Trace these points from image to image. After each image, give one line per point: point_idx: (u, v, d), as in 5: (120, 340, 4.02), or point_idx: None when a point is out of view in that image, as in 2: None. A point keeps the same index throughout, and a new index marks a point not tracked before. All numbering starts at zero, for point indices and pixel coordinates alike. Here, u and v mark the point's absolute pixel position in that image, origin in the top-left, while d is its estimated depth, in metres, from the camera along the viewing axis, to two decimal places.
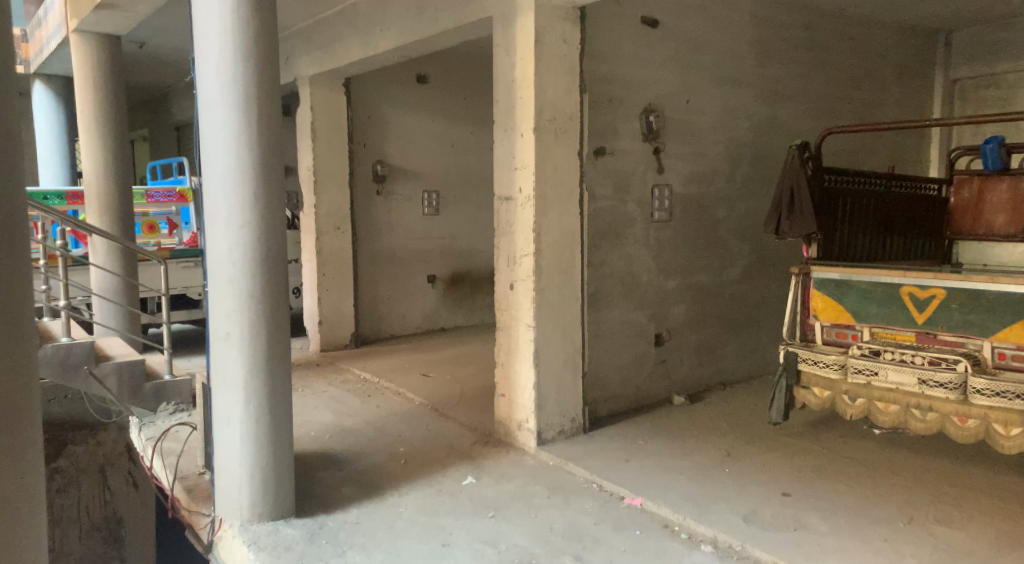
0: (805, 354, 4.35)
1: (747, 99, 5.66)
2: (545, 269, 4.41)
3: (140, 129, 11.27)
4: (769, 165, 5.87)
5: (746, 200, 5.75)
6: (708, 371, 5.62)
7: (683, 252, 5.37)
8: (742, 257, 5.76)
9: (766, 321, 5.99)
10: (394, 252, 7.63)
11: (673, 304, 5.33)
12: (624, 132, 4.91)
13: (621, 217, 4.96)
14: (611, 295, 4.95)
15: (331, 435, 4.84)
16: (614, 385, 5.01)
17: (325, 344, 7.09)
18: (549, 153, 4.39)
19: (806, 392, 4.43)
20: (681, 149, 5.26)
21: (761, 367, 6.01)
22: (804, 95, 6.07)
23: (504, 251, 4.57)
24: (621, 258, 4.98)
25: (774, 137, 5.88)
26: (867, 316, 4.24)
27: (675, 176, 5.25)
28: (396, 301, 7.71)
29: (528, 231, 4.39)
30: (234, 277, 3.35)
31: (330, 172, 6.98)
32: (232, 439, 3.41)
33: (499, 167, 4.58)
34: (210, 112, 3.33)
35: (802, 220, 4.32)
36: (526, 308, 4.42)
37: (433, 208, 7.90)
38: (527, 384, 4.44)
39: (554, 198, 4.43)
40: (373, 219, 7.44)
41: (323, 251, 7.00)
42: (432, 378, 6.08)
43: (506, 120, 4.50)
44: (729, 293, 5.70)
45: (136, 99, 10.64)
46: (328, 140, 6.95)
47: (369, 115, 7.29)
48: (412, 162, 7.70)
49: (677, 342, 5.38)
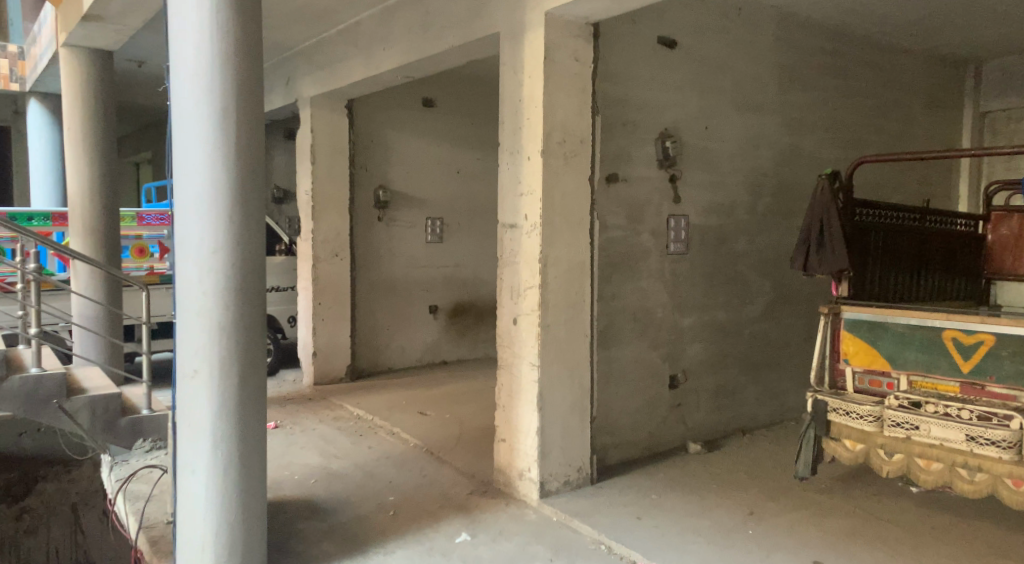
0: (836, 402, 3.96)
1: (770, 127, 5.34)
2: (552, 304, 4.06)
3: (143, 152, 11.05)
4: (792, 196, 5.53)
5: (767, 233, 5.40)
6: (725, 416, 5.22)
7: (701, 287, 5.01)
8: (763, 294, 5.39)
9: (788, 363, 5.60)
10: (394, 281, 7.31)
11: (689, 343, 4.96)
12: (639, 158, 4.60)
13: (635, 249, 4.61)
14: (623, 332, 4.59)
15: (316, 480, 4.46)
16: (625, 431, 4.62)
17: (319, 377, 6.73)
18: (558, 178, 4.06)
19: (836, 444, 4.02)
20: (699, 178, 4.93)
21: (783, 412, 5.60)
22: (828, 124, 5.74)
23: (508, 283, 4.23)
24: (634, 293, 4.63)
25: (798, 167, 5.55)
26: (905, 363, 3.87)
27: (692, 206, 4.91)
28: (396, 332, 7.36)
29: (533, 262, 4.05)
30: (204, 307, 2.99)
31: (329, 197, 6.69)
32: (197, 490, 3.03)
33: (503, 192, 4.26)
34: (184, 124, 2.98)
35: (833, 256, 3.97)
36: (530, 346, 4.06)
37: (437, 236, 7.59)
38: (530, 429, 4.06)
39: (563, 227, 4.10)
40: (374, 246, 7.13)
41: (320, 279, 6.67)
42: (429, 416, 5.71)
43: (512, 142, 4.19)
44: (749, 332, 5.32)
45: (139, 121, 10.44)
46: (328, 164, 6.67)
47: (372, 139, 7.02)
48: (416, 188, 7.40)
49: (693, 384, 5.00)
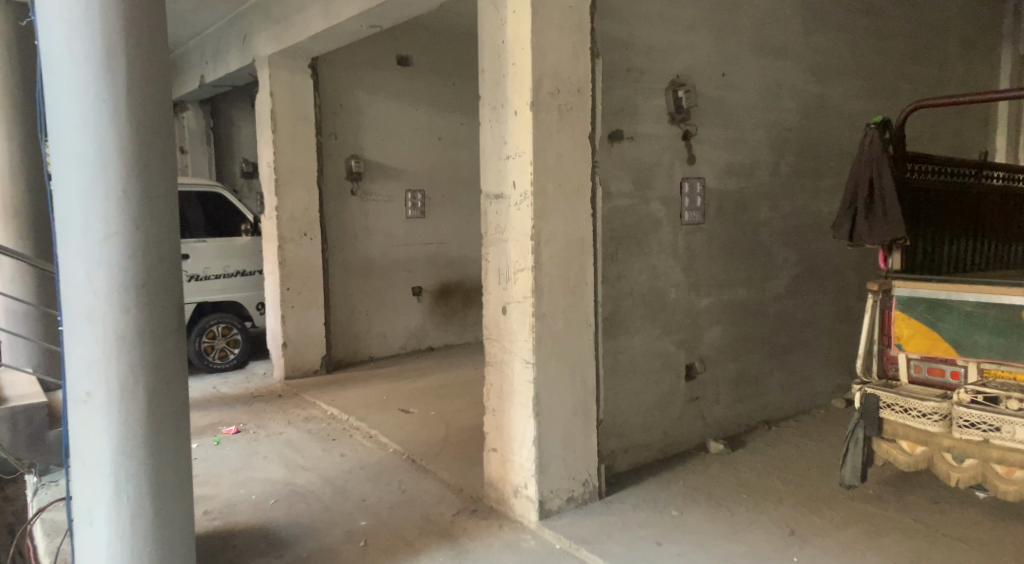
0: (891, 397, 3.30)
1: (794, 74, 4.63)
2: (547, 289, 3.38)
3: None
4: (818, 154, 4.83)
5: (792, 197, 4.71)
6: (748, 408, 4.58)
7: (719, 262, 4.33)
8: (788, 267, 4.72)
9: (815, 344, 4.95)
10: (372, 262, 6.61)
11: (707, 327, 4.29)
12: (646, 111, 3.89)
13: (643, 219, 3.93)
14: (632, 318, 3.92)
15: (277, 501, 3.79)
16: (636, 431, 3.97)
17: (290, 371, 6.04)
18: (552, 136, 3.35)
19: (891, 446, 3.37)
20: (716, 134, 4.23)
21: (810, 399, 4.96)
22: (857, 71, 5.02)
23: (495, 264, 3.55)
24: (644, 272, 3.95)
25: (824, 121, 4.86)
26: (976, 348, 3.23)
27: (708, 168, 4.21)
28: (375, 318, 6.67)
29: (524, 240, 3.36)
30: (95, 311, 2.29)
31: (294, 169, 5.96)
32: (97, 540, 2.35)
33: (487, 157, 3.56)
34: (57, 71, 2.24)
35: (888, 224, 3.28)
36: (524, 339, 3.38)
37: (418, 210, 6.87)
38: (525, 439, 3.40)
39: (559, 196, 3.40)
40: (348, 223, 6.42)
41: (287, 261, 5.96)
42: (412, 415, 5.05)
43: (494, 95, 3.47)
44: (773, 312, 4.66)
45: None
46: (291, 132, 5.93)
47: (341, 103, 6.28)
48: (393, 157, 6.66)
49: (712, 374, 4.34)
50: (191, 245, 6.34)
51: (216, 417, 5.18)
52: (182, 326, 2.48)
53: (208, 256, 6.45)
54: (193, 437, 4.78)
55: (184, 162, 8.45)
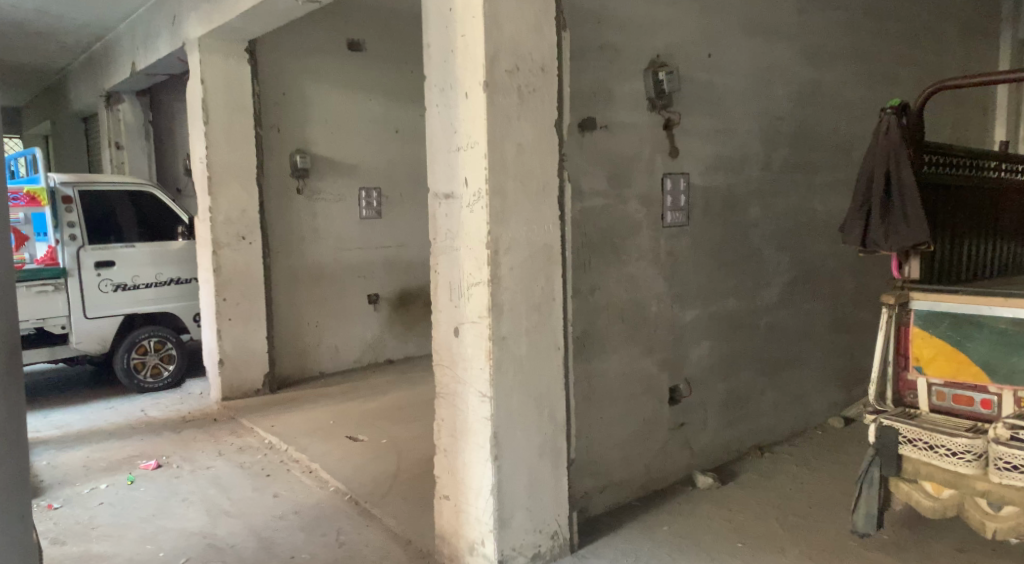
0: (913, 431, 2.78)
1: (786, 56, 4.12)
2: (507, 307, 2.82)
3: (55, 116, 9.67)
4: (812, 146, 4.34)
5: (784, 195, 4.21)
6: (739, 433, 4.06)
7: (706, 269, 3.81)
8: (780, 274, 4.22)
9: (810, 359, 4.45)
10: (322, 268, 6.00)
11: (692, 343, 3.76)
12: (621, 97, 3.35)
13: (619, 222, 3.39)
14: (608, 337, 3.37)
15: (190, 560, 3.19)
16: (613, 468, 3.43)
17: (228, 392, 5.41)
18: (511, 123, 2.79)
19: (913, 488, 2.86)
20: (701, 123, 3.70)
21: (805, 419, 4.46)
22: (853, 54, 4.53)
23: (445, 277, 2.99)
24: (620, 283, 3.41)
25: (818, 109, 4.36)
26: (1013, 373, 2.72)
27: (693, 162, 3.68)
28: (327, 330, 6.06)
29: (479, 248, 2.80)
30: None
31: (230, 165, 5.33)
32: None
33: (434, 149, 2.99)
34: None
35: (906, 227, 2.77)
36: (479, 368, 2.83)
37: (373, 210, 6.27)
38: (482, 486, 2.85)
39: (521, 195, 2.84)
40: (294, 226, 5.80)
41: (223, 269, 5.33)
42: (360, 443, 4.47)
43: (443, 75, 2.91)
44: (765, 324, 4.15)
45: (30, 70, 8.89)
46: (226, 123, 5.30)
47: (284, 92, 5.66)
48: (344, 152, 6.05)
49: (699, 398, 3.82)
50: (117, 250, 5.70)
51: (137, 449, 4.53)
52: (13, 344, 1.85)
53: (137, 262, 5.79)
54: (105, 474, 4.13)
55: (121, 158, 7.71)
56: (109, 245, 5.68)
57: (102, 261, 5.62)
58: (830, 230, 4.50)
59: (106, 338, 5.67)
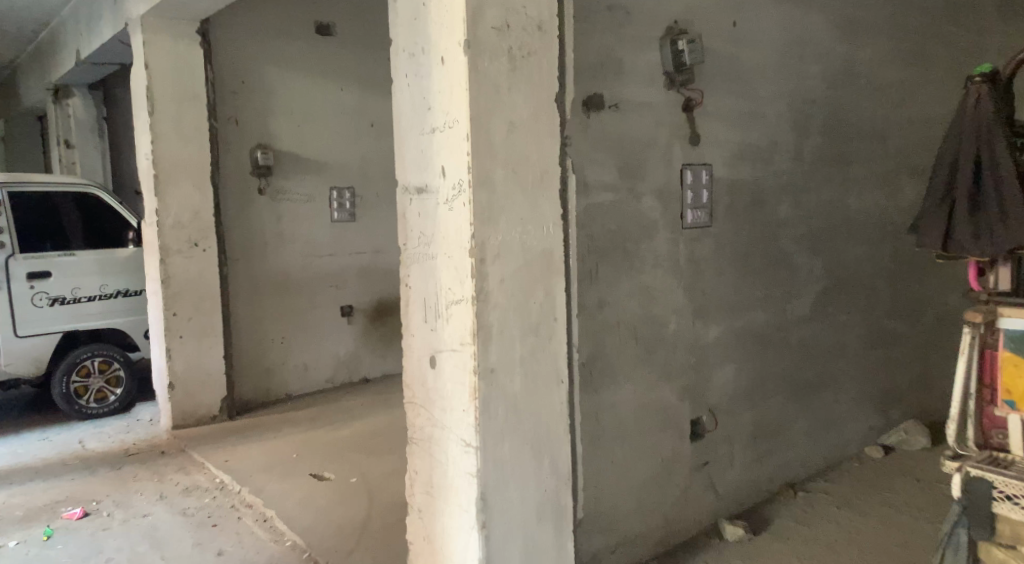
0: (1015, 486, 2.27)
1: (818, 28, 3.53)
2: (497, 331, 2.21)
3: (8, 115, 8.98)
4: (847, 134, 3.75)
5: (817, 190, 3.62)
6: (769, 469, 3.46)
7: (732, 277, 3.20)
8: (813, 282, 3.63)
9: (845, 379, 3.85)
10: (287, 277, 5.35)
11: (716, 366, 3.15)
12: (632, 70, 2.75)
13: (631, 224, 2.79)
14: (619, 362, 2.77)
15: None
16: (627, 521, 2.83)
17: (180, 419, 4.76)
18: (501, 95, 2.18)
19: (1010, 554, 2.30)
20: (726, 104, 3.10)
21: (841, 449, 3.87)
22: (892, 28, 3.94)
23: (419, 292, 2.38)
24: (633, 296, 2.81)
25: (854, 91, 3.77)
26: None
27: (716, 150, 3.08)
28: (294, 346, 5.41)
29: (460, 256, 2.19)
30: None
31: (179, 162, 4.69)
32: None
33: (403, 131, 2.39)
34: None
35: (1001, 223, 2.46)
36: (462, 409, 2.22)
37: (347, 212, 5.63)
38: (467, 560, 2.24)
39: (513, 188, 2.22)
40: (256, 230, 5.16)
41: (173, 279, 4.69)
42: (326, 483, 3.82)
43: (414, 37, 2.30)
44: (796, 340, 3.56)
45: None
46: (174, 114, 4.66)
47: (243, 79, 5.02)
48: (312, 147, 5.41)
49: (724, 431, 3.21)
50: (54, 259, 5.03)
51: (64, 491, 3.88)
52: None
53: (78, 272, 5.12)
54: (18, 528, 3.48)
55: (71, 158, 7.05)
56: (44, 253, 5.01)
57: (36, 271, 4.96)
58: (866, 231, 3.92)
59: (42, 359, 5.01)
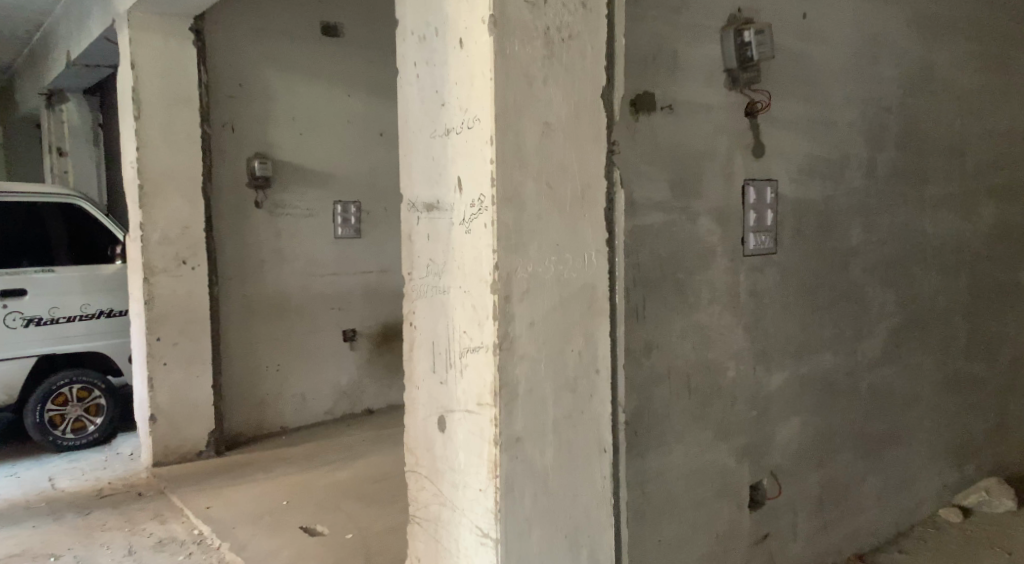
0: None
1: (894, 24, 3.04)
2: (526, 389, 1.72)
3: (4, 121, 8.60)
4: (923, 147, 3.25)
5: (892, 212, 3.11)
6: (834, 539, 2.95)
7: (799, 314, 2.70)
8: (886, 318, 3.11)
9: (918, 431, 3.32)
10: (286, 299, 4.90)
11: (779, 421, 2.65)
12: (689, 66, 2.27)
13: (684, 252, 2.30)
14: (668, 419, 2.28)
15: None
16: None
17: (162, 456, 4.30)
18: (535, 87, 1.70)
19: None
20: (794, 110, 2.62)
21: (912, 511, 3.34)
22: (972, 28, 3.44)
23: (427, 334, 1.91)
24: (685, 338, 2.32)
25: (932, 98, 3.27)
26: None
27: (782, 164, 2.60)
28: (292, 374, 4.94)
29: (480, 292, 1.72)
30: None
31: (167, 171, 4.25)
32: None
33: (411, 135, 1.92)
34: None
35: None
36: (479, 488, 1.74)
37: (352, 229, 5.17)
38: None
39: (548, 206, 1.74)
40: (251, 246, 4.70)
41: (157, 300, 4.23)
42: (318, 540, 3.33)
43: (428, 15, 1.83)
44: (867, 387, 3.04)
45: None
46: (163, 119, 4.23)
47: (241, 82, 4.60)
48: (315, 156, 4.96)
49: (787, 496, 2.71)
50: (31, 275, 4.58)
51: (21, 543, 3.41)
52: None
53: (57, 290, 4.67)
54: None
55: (63, 167, 6.66)
56: (20, 268, 4.56)
57: (10, 289, 4.50)
58: (944, 259, 3.40)
59: (14, 386, 4.56)
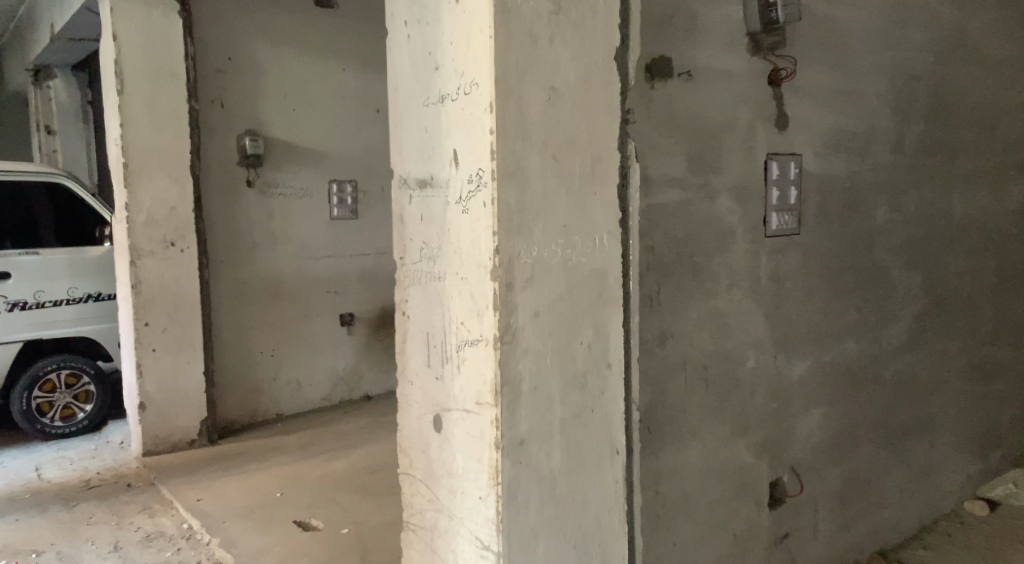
0: None
1: None
2: (530, 387, 1.55)
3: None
4: (952, 120, 3.04)
5: (919, 189, 2.91)
6: (856, 536, 2.79)
7: (821, 299, 2.51)
8: (911, 303, 2.93)
9: (943, 421, 3.15)
10: (279, 282, 4.72)
11: (800, 413, 2.48)
12: (707, 29, 2.07)
13: (701, 233, 2.11)
14: (683, 414, 2.11)
15: None
16: None
17: (152, 445, 4.14)
18: (540, 49, 1.51)
19: None
20: (818, 79, 2.42)
21: (936, 504, 3.17)
22: None
23: (422, 325, 1.73)
24: (701, 327, 2.14)
25: (963, 67, 3.05)
26: None
27: (806, 137, 2.40)
28: (286, 360, 4.78)
29: (479, 279, 1.54)
30: None
31: (153, 149, 4.06)
32: None
33: (404, 105, 1.74)
34: None
35: None
36: (478, 495, 1.57)
37: (348, 209, 4.98)
38: None
39: (555, 183, 1.55)
40: (242, 228, 4.52)
41: (144, 284, 4.06)
42: (312, 535, 3.18)
43: None
44: (892, 376, 2.87)
45: None
46: (148, 94, 4.03)
47: (230, 56, 4.39)
48: (308, 134, 4.76)
49: (807, 493, 2.54)
50: (14, 258, 4.40)
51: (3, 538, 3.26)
52: None
53: (42, 274, 4.49)
54: None
55: (51, 145, 6.50)
56: (4, 251, 4.38)
57: None
58: (972, 239, 3.20)
59: None
